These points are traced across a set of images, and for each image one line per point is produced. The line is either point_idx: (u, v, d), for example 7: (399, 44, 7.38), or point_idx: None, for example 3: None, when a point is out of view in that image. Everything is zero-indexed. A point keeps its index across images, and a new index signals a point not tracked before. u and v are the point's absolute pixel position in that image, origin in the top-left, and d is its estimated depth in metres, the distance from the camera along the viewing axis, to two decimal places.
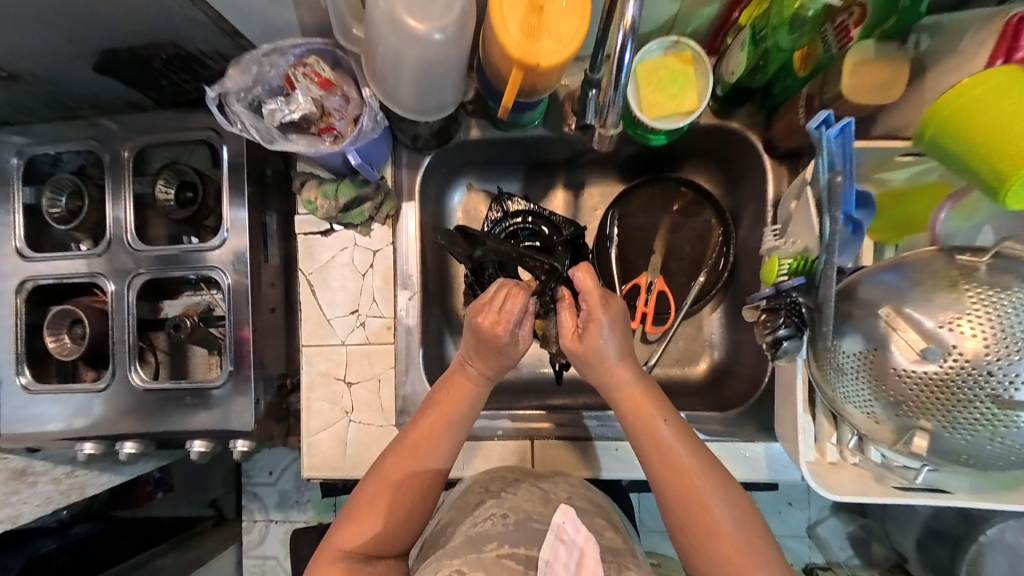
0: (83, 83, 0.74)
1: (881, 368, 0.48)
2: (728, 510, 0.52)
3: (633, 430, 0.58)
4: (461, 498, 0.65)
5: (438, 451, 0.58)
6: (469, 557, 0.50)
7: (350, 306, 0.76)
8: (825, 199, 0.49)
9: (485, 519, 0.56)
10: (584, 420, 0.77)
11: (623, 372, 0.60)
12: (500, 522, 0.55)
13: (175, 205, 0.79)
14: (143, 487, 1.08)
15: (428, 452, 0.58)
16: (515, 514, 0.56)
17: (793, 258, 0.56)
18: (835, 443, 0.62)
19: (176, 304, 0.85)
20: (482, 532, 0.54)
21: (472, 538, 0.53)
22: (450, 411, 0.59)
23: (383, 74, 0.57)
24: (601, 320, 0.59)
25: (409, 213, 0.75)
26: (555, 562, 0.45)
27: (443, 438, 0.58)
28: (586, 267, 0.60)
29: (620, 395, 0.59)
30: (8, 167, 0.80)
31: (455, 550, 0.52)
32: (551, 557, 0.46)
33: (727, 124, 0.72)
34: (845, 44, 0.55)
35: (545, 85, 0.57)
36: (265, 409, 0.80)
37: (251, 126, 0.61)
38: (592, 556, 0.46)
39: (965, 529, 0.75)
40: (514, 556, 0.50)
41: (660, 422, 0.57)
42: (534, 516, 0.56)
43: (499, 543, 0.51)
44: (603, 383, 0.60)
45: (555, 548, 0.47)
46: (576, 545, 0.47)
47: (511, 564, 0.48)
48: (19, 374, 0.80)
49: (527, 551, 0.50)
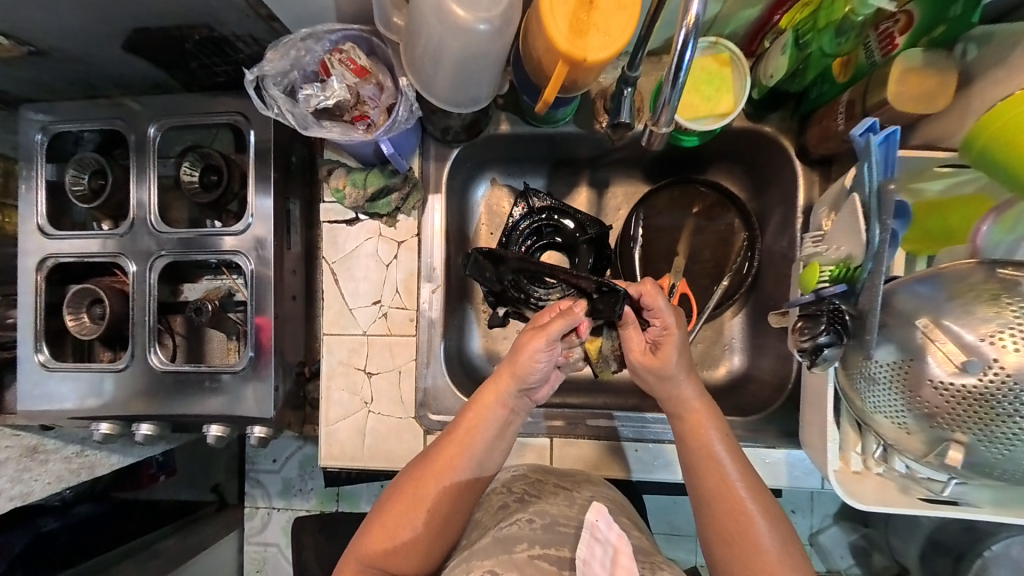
0: (114, 61, 0.73)
1: (916, 379, 0.47)
2: (772, 534, 0.53)
3: (682, 446, 0.59)
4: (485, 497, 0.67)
5: (479, 461, 0.59)
6: (502, 558, 0.50)
7: (373, 297, 0.76)
8: (874, 207, 0.48)
9: (511, 523, 0.57)
10: (617, 424, 0.77)
11: (685, 389, 0.60)
12: (528, 526, 0.55)
13: (199, 188, 0.79)
14: (147, 470, 1.08)
15: (471, 462, 0.59)
16: (541, 518, 0.57)
17: (835, 264, 0.56)
18: (859, 452, 0.61)
19: (196, 288, 0.86)
20: (510, 533, 0.54)
21: (500, 539, 0.54)
22: (496, 424, 0.60)
23: (422, 65, 0.57)
24: (675, 336, 0.60)
25: (435, 205, 0.76)
26: (592, 561, 0.47)
27: (484, 449, 0.59)
28: (651, 283, 0.60)
29: (678, 410, 0.60)
30: (32, 143, 0.80)
31: (486, 550, 0.53)
32: (587, 556, 0.47)
33: (760, 128, 0.71)
34: (888, 51, 0.54)
35: (586, 81, 0.56)
36: (283, 397, 0.80)
37: (287, 111, 0.60)
38: (626, 553, 0.47)
39: (970, 542, 0.75)
40: (547, 556, 0.51)
41: (711, 440, 0.58)
42: (561, 519, 0.57)
43: (530, 544, 0.52)
44: (663, 398, 0.61)
45: (591, 548, 0.48)
46: (610, 544, 0.48)
47: (545, 565, 0.49)
48: (38, 352, 0.80)
49: (559, 553, 0.51)
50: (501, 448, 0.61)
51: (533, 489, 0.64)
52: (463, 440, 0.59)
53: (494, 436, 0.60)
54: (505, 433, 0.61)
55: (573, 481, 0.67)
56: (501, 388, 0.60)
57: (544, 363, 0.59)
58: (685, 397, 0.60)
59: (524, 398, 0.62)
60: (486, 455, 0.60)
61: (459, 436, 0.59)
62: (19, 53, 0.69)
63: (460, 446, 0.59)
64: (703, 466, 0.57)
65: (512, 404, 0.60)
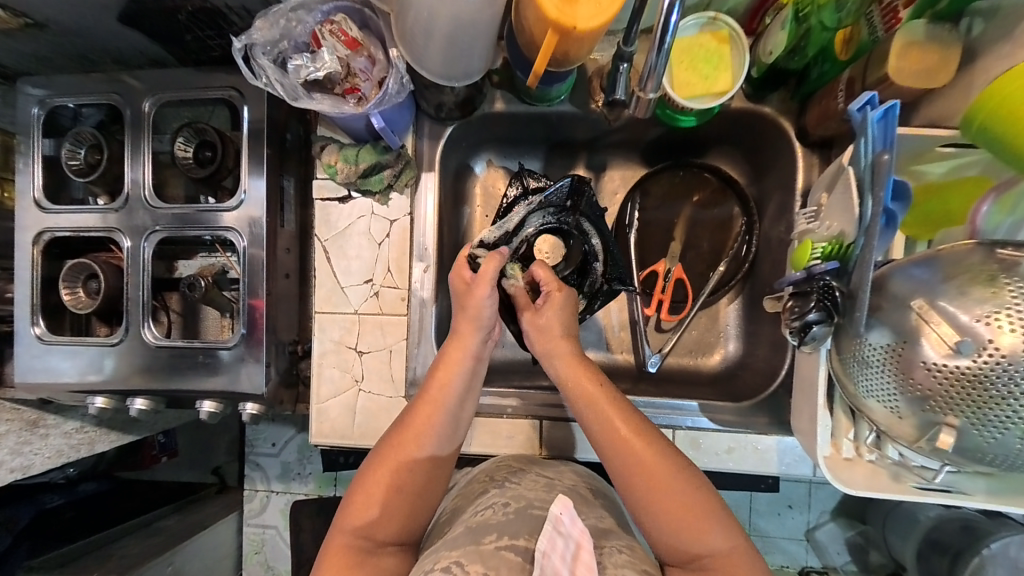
0: (110, 34, 0.74)
1: (909, 361, 0.47)
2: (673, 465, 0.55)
3: (573, 402, 0.62)
4: (465, 488, 0.68)
5: (446, 434, 0.62)
6: (469, 548, 0.51)
7: (366, 276, 0.75)
8: (869, 180, 0.47)
9: (486, 508, 0.59)
10: None
11: (565, 344, 0.66)
12: (501, 509, 0.58)
13: (194, 163, 0.79)
14: (149, 450, 1.18)
15: (441, 431, 0.62)
16: (516, 502, 0.58)
17: (827, 242, 0.55)
18: (850, 439, 0.61)
19: (191, 265, 0.86)
20: (483, 522, 0.56)
21: (473, 529, 0.55)
22: (465, 383, 0.64)
23: (413, 36, 0.56)
24: (557, 296, 0.68)
25: (428, 184, 0.75)
26: (553, 553, 0.47)
27: (456, 410, 0.63)
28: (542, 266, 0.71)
29: (563, 367, 0.64)
30: (29, 117, 0.80)
31: (456, 539, 0.54)
32: (548, 548, 0.48)
33: (759, 109, 0.70)
34: (891, 26, 0.53)
35: (578, 53, 0.55)
36: (276, 374, 0.80)
37: (277, 81, 0.59)
38: (588, 549, 0.48)
39: (967, 541, 0.78)
40: (514, 547, 0.51)
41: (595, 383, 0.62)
42: (535, 503, 0.58)
43: (498, 534, 0.53)
44: (549, 359, 0.66)
45: (552, 540, 0.49)
46: (572, 538, 0.49)
47: (510, 556, 0.50)
48: (34, 325, 0.80)
49: (525, 543, 0.52)
50: (462, 421, 0.65)
51: (514, 477, 0.65)
52: (433, 405, 0.62)
53: (464, 388, 0.64)
54: (465, 401, 0.65)
55: (555, 471, 0.68)
56: (465, 340, 0.65)
57: (490, 305, 0.66)
58: (563, 352, 0.65)
59: (489, 338, 0.68)
60: (456, 420, 0.64)
61: (432, 397, 0.62)
62: (15, 24, 0.70)
63: (435, 405, 0.62)
64: (595, 417, 0.59)
65: (478, 353, 0.66)
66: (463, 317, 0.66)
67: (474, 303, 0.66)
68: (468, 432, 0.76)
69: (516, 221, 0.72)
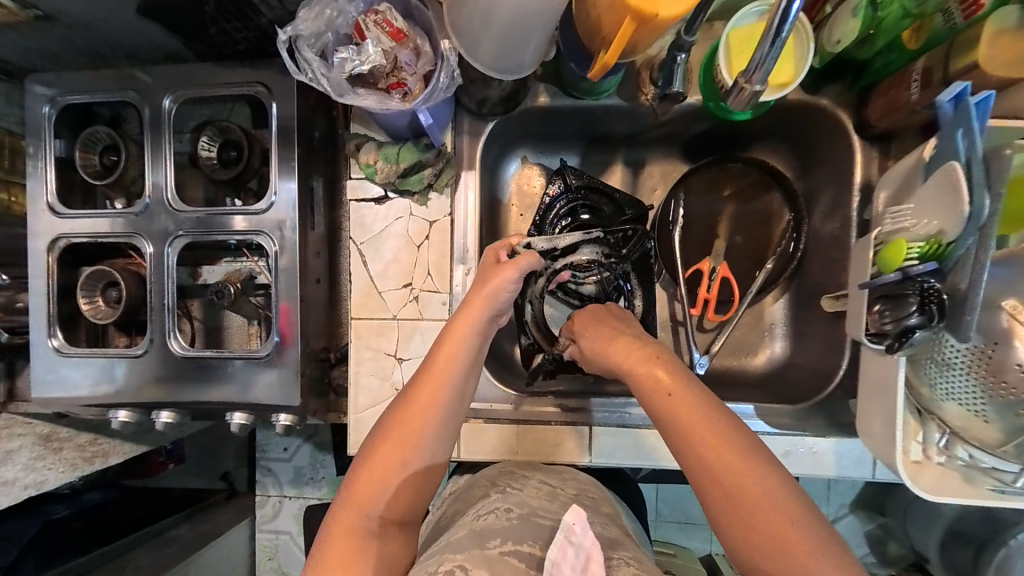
0: (125, 26, 0.69)
1: (1000, 364, 0.47)
2: (767, 478, 0.45)
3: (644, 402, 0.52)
4: (468, 491, 0.66)
5: (453, 407, 0.58)
6: (473, 552, 0.48)
7: (404, 280, 0.72)
8: (976, 175, 0.45)
9: (489, 513, 0.56)
10: (592, 409, 0.75)
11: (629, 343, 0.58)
12: (504, 514, 0.55)
13: (218, 164, 0.75)
14: (155, 458, 1.11)
15: (447, 404, 0.57)
16: (520, 508, 0.56)
17: (924, 241, 0.51)
18: (920, 442, 0.57)
19: (216, 271, 0.81)
20: (486, 526, 0.53)
21: (476, 532, 0.52)
22: (471, 358, 0.59)
23: (471, 25, 0.52)
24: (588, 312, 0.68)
25: (468, 182, 0.72)
26: (564, 564, 0.44)
27: (462, 382, 0.58)
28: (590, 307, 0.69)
29: (627, 364, 0.56)
30: (38, 116, 0.75)
31: (459, 543, 0.51)
32: (558, 558, 0.45)
33: (814, 101, 0.67)
34: (970, 14, 0.50)
35: (645, 42, 0.52)
36: (308, 383, 0.77)
37: (322, 77, 0.55)
38: (598, 562, 0.45)
39: (993, 533, 0.77)
40: (518, 553, 0.49)
41: (670, 379, 0.52)
42: (538, 511, 0.56)
43: (503, 540, 0.51)
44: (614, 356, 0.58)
45: (564, 550, 0.45)
46: (584, 548, 0.46)
47: (515, 562, 0.48)
48: (51, 336, 0.76)
49: (531, 550, 0.50)
50: (466, 403, 0.60)
51: (517, 484, 0.62)
52: (438, 376, 0.58)
53: (469, 364, 0.59)
54: (472, 378, 0.60)
55: (559, 479, 0.66)
56: (472, 314, 0.59)
57: (510, 292, 0.60)
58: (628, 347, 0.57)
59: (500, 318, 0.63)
60: (464, 392, 0.59)
61: (436, 371, 0.57)
62: (24, 17, 0.65)
63: (441, 378, 0.57)
64: (671, 422, 0.49)
65: (485, 331, 0.60)
66: (473, 294, 0.60)
67: (494, 284, 0.60)
68: (513, 441, 0.73)
69: (568, 244, 0.70)
